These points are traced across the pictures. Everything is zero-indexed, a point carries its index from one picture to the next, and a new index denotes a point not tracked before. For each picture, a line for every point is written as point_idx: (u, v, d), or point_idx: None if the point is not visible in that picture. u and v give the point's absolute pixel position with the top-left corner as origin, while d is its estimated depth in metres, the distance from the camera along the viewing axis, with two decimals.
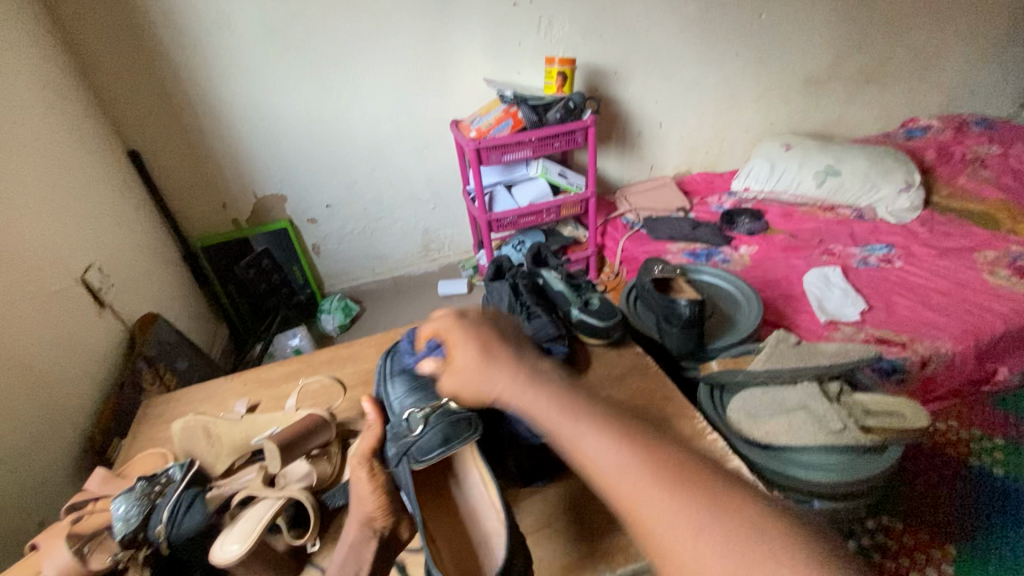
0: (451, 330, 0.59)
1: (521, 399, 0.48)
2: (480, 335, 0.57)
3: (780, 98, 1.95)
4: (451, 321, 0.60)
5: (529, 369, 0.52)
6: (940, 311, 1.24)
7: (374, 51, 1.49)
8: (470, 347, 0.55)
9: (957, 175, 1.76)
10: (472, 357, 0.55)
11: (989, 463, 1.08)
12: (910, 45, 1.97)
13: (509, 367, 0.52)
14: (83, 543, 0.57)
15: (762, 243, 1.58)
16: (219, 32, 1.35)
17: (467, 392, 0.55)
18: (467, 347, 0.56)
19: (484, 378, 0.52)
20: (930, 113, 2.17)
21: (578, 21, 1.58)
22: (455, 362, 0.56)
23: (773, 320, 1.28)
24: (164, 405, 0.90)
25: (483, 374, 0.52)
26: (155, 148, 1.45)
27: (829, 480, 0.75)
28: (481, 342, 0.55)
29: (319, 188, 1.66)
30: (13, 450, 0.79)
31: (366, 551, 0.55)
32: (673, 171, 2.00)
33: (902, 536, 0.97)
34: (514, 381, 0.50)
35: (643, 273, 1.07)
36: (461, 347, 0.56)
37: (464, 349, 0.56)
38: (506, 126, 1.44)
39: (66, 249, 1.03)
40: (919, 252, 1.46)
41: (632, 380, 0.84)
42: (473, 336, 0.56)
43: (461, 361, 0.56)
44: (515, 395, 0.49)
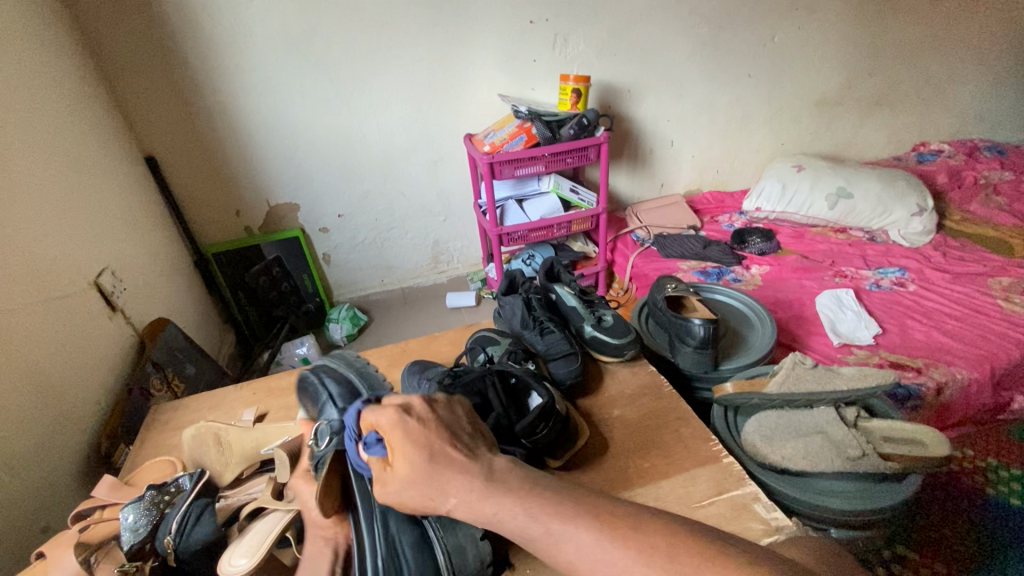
0: (391, 430, 0.49)
1: (484, 512, 0.44)
2: (440, 427, 0.50)
3: (791, 120, 1.96)
4: (396, 414, 0.50)
5: (483, 468, 0.47)
6: (954, 336, 1.23)
7: (391, 66, 1.51)
8: (412, 455, 0.47)
9: (970, 201, 1.75)
10: (406, 461, 0.48)
11: (1006, 494, 1.05)
12: (921, 70, 1.98)
13: (445, 471, 0.47)
14: (89, 553, 0.56)
15: (774, 264, 1.58)
16: (240, 44, 1.38)
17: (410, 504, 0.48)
18: (407, 456, 0.48)
19: (432, 489, 0.46)
20: (941, 137, 2.17)
21: (592, 40, 1.60)
22: (395, 467, 0.48)
23: (785, 341, 1.27)
24: (171, 412, 0.89)
25: (432, 487, 0.46)
26: (171, 154, 1.46)
27: (848, 508, 0.73)
28: (428, 445, 0.48)
29: (331, 197, 1.67)
30: (21, 454, 0.78)
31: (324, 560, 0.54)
32: (684, 189, 2.00)
33: (918, 567, 0.94)
34: (469, 484, 0.45)
35: (656, 291, 1.07)
36: (402, 449, 0.48)
37: (403, 459, 0.48)
38: (520, 141, 1.45)
39: (81, 253, 1.04)
40: (933, 277, 1.45)
41: (646, 399, 0.82)
42: (421, 437, 0.48)
43: (398, 462, 0.48)
44: (461, 504, 0.45)
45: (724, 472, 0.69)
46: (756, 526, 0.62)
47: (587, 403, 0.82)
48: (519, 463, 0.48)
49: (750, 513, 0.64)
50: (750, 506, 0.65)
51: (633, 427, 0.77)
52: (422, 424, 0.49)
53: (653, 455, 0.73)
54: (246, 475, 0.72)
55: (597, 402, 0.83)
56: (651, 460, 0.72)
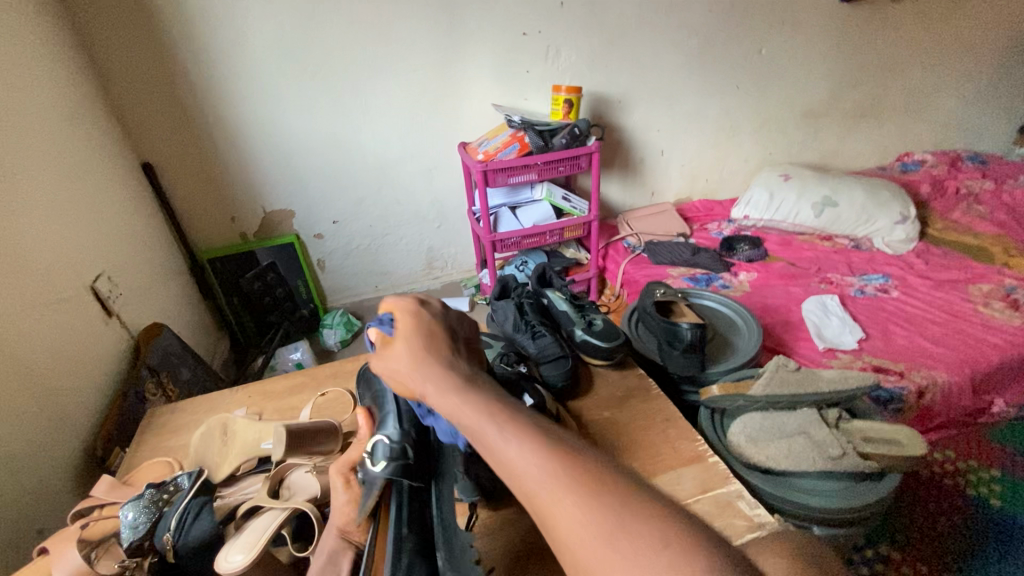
0: (405, 323, 0.54)
1: (447, 406, 0.45)
2: (438, 335, 0.53)
3: (779, 130, 2.00)
4: (414, 312, 0.54)
5: (464, 375, 0.49)
6: (935, 341, 1.26)
7: (386, 76, 1.54)
8: (411, 346, 0.51)
9: (952, 210, 1.80)
10: (403, 349, 0.51)
11: (985, 494, 1.08)
12: (904, 83, 2.04)
13: (431, 365, 0.49)
14: (90, 550, 0.57)
15: (762, 270, 1.61)
16: (237, 53, 1.40)
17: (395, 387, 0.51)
18: (407, 343, 0.51)
19: (418, 377, 0.49)
20: (924, 148, 2.23)
21: (584, 51, 1.64)
22: (389, 353, 0.52)
23: (771, 346, 1.30)
24: (167, 414, 0.90)
25: (418, 374, 0.49)
26: (168, 161, 1.48)
27: (829, 506, 0.76)
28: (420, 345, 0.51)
29: (327, 204, 1.69)
30: (18, 456, 0.79)
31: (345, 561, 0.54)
32: (674, 197, 2.04)
33: (900, 566, 0.96)
34: (446, 382, 0.47)
35: (646, 296, 1.09)
36: (406, 338, 0.52)
37: (404, 345, 0.52)
38: (513, 150, 1.48)
39: (78, 258, 1.05)
40: (915, 283, 1.49)
41: (635, 401, 0.85)
42: (418, 337, 0.52)
43: (396, 350, 0.52)
44: (435, 392, 0.47)
45: (710, 471, 0.72)
46: (738, 523, 0.64)
47: (577, 405, 0.84)
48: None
49: (733, 510, 0.66)
50: (733, 504, 0.67)
51: (622, 428, 0.79)
52: (428, 326, 0.53)
53: (642, 455, 0.75)
54: (242, 472, 0.73)
55: (587, 405, 0.85)
56: (639, 460, 0.74)
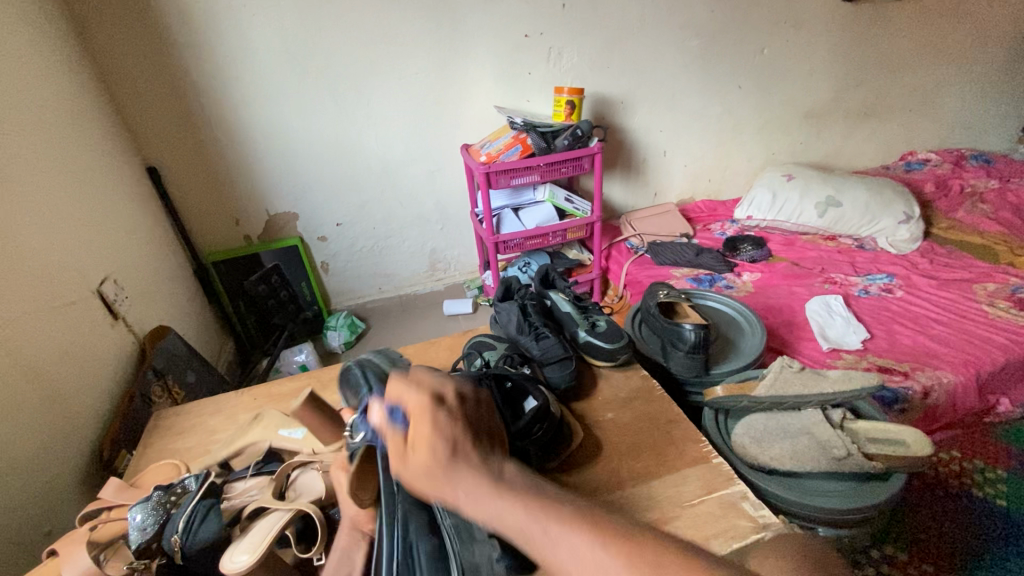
0: (419, 417, 0.51)
1: (488, 513, 0.43)
2: (457, 427, 0.50)
3: (781, 130, 2.00)
4: (429, 403, 0.51)
5: (492, 473, 0.47)
6: (940, 341, 1.26)
7: (389, 79, 1.54)
8: (434, 445, 0.48)
9: (956, 208, 1.79)
10: (421, 450, 0.48)
11: (992, 494, 1.08)
12: (907, 81, 2.03)
13: (457, 466, 0.47)
14: (99, 552, 0.58)
15: (765, 271, 1.61)
16: (241, 57, 1.41)
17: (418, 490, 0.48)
18: (427, 442, 0.48)
19: (445, 479, 0.46)
20: (928, 147, 2.22)
21: (586, 53, 1.64)
22: (410, 456, 0.49)
23: (775, 347, 1.30)
24: (173, 418, 0.91)
25: (445, 476, 0.47)
26: (172, 165, 1.49)
27: (833, 507, 0.75)
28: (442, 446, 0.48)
29: (330, 206, 1.69)
30: (26, 459, 0.80)
31: (360, 557, 0.58)
32: (677, 198, 2.04)
33: (906, 566, 0.96)
34: (477, 487, 0.45)
35: (649, 298, 1.09)
36: (426, 439, 0.49)
37: (424, 446, 0.48)
38: (515, 151, 1.48)
39: (84, 262, 1.05)
40: (920, 283, 1.48)
41: (639, 402, 0.85)
42: (439, 432, 0.49)
43: (416, 447, 0.49)
44: (471, 497, 0.45)
45: (714, 472, 0.72)
46: (743, 524, 0.64)
47: (581, 406, 0.85)
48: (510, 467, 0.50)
49: (737, 511, 0.66)
50: (738, 505, 0.67)
51: (626, 429, 0.80)
52: (445, 412, 0.51)
53: (645, 455, 0.75)
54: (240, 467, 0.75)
55: (591, 406, 0.85)
56: (642, 461, 0.74)
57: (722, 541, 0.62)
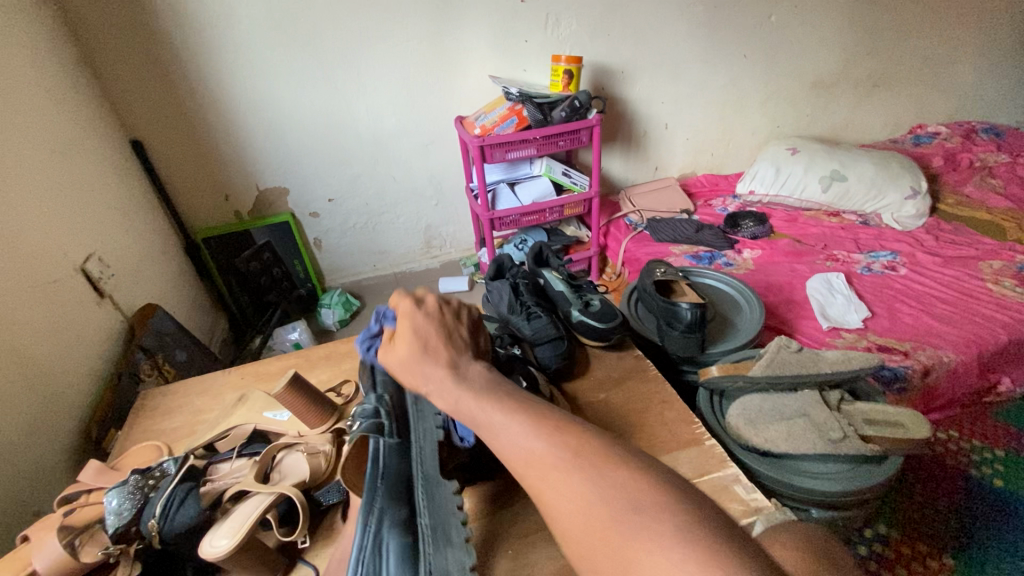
0: (406, 316, 0.59)
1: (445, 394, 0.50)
2: (428, 333, 0.57)
3: (787, 102, 1.94)
4: (410, 305, 0.60)
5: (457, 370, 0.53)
6: (943, 320, 1.23)
7: (380, 48, 1.48)
8: (414, 341, 0.56)
9: (964, 183, 1.75)
10: (389, 353, 0.58)
11: (989, 474, 1.07)
12: (920, 50, 1.95)
13: (430, 355, 0.54)
14: (74, 537, 0.57)
15: (766, 248, 1.58)
16: (224, 24, 1.35)
17: (398, 375, 0.56)
18: (405, 337, 0.56)
19: (417, 370, 0.54)
20: (938, 119, 2.16)
21: (585, 19, 1.57)
22: (396, 346, 0.57)
23: (774, 325, 1.27)
24: (161, 396, 0.90)
25: (416, 366, 0.54)
26: (158, 137, 1.44)
27: (827, 489, 0.74)
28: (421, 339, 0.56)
29: (321, 182, 1.65)
30: (11, 438, 0.78)
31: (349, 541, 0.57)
32: (678, 172, 1.99)
33: (900, 546, 0.96)
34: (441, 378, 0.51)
35: (645, 275, 1.06)
36: (408, 329, 0.57)
37: (404, 341, 0.56)
38: (511, 123, 1.43)
39: (68, 240, 1.03)
40: (924, 260, 1.45)
41: (631, 383, 0.83)
42: (418, 330, 0.57)
43: (398, 341, 0.57)
44: (440, 388, 0.51)
45: (707, 454, 0.70)
46: (734, 507, 0.63)
47: (572, 387, 0.83)
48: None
49: (729, 494, 0.65)
50: (730, 488, 0.65)
51: (618, 411, 0.78)
52: (425, 316, 0.58)
53: (636, 438, 0.73)
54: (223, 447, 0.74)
55: (583, 386, 0.83)
56: (632, 443, 0.72)
57: None
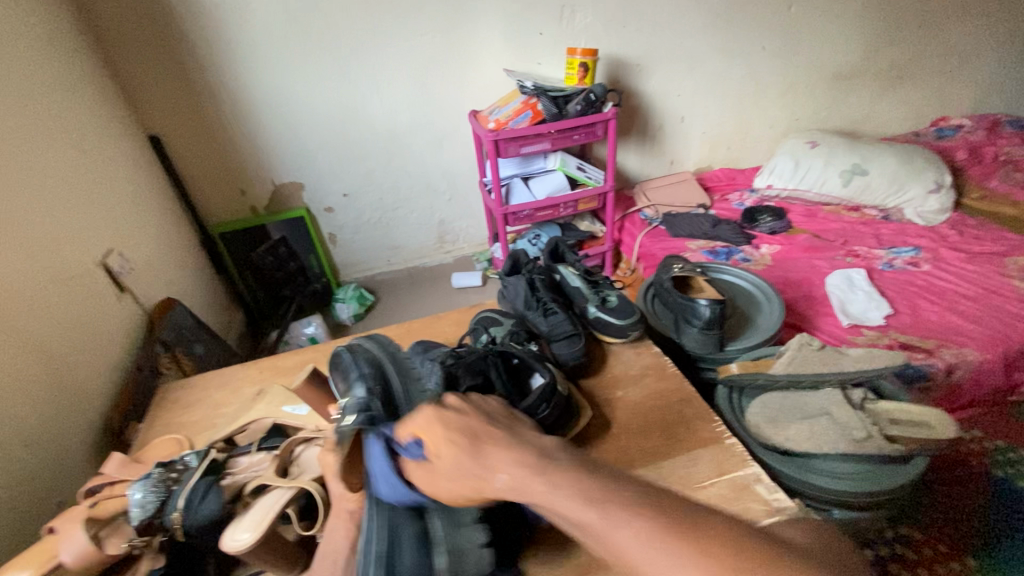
0: (435, 421, 0.49)
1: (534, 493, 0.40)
2: (465, 426, 0.47)
3: (806, 94, 1.90)
4: (433, 409, 0.50)
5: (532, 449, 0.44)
6: (968, 317, 1.20)
7: (394, 42, 1.48)
8: (461, 452, 0.46)
9: (990, 177, 1.70)
10: (440, 487, 0.48)
11: (1014, 475, 1.04)
12: (945, 40, 1.90)
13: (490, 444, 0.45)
14: (99, 529, 0.57)
15: (784, 243, 1.55)
16: (239, 19, 1.35)
17: (460, 496, 0.47)
18: (447, 449, 0.47)
19: (484, 468, 0.44)
20: (962, 111, 2.10)
21: (601, 11, 1.55)
22: (439, 461, 0.47)
23: (793, 322, 1.25)
24: (180, 390, 0.91)
25: (479, 467, 0.44)
26: (175, 133, 1.46)
27: (851, 489, 0.72)
28: (461, 434, 0.47)
29: (335, 176, 1.66)
30: (36, 430, 0.80)
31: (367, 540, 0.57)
32: (694, 166, 1.96)
33: (922, 547, 0.94)
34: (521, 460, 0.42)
35: (662, 271, 1.05)
36: (443, 439, 0.47)
37: (447, 449, 0.47)
38: (525, 117, 1.43)
39: (89, 234, 1.04)
40: (947, 256, 1.42)
41: (649, 380, 0.82)
42: (454, 428, 0.48)
43: (440, 458, 0.47)
44: (515, 473, 0.41)
45: (727, 453, 0.69)
46: (757, 507, 0.62)
47: (589, 383, 0.82)
48: None
49: (751, 494, 0.64)
50: (751, 488, 0.65)
51: (636, 408, 0.77)
52: (450, 409, 0.50)
53: (654, 436, 0.72)
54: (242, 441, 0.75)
55: (600, 383, 0.82)
56: (650, 441, 0.72)
57: None
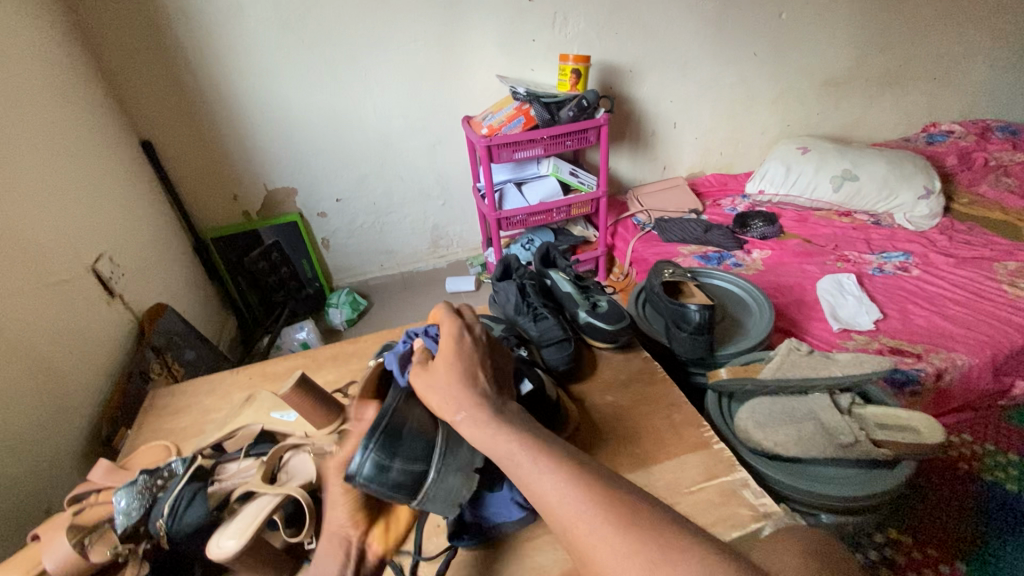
0: (449, 327, 0.59)
1: (482, 437, 0.50)
2: (468, 356, 0.56)
3: (797, 100, 1.92)
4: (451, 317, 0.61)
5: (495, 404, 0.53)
6: (956, 322, 1.21)
7: (387, 49, 1.48)
8: (452, 371, 0.55)
9: (979, 182, 1.72)
10: (425, 385, 0.56)
11: (1003, 479, 1.05)
12: (933, 47, 1.92)
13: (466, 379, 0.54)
14: (83, 536, 0.57)
15: (776, 248, 1.56)
16: (233, 27, 1.36)
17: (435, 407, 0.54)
18: (448, 364, 0.55)
19: (453, 400, 0.53)
20: (952, 118, 2.12)
21: (593, 18, 1.56)
22: (435, 370, 0.56)
23: (784, 327, 1.26)
24: (169, 396, 0.90)
25: (455, 396, 0.53)
26: (168, 139, 1.46)
27: (836, 494, 0.73)
28: (466, 363, 0.56)
29: (328, 182, 1.66)
30: (23, 437, 0.79)
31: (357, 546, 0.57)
32: (686, 172, 1.97)
33: (912, 551, 0.95)
34: (478, 411, 0.51)
35: (653, 277, 1.06)
36: (451, 353, 0.56)
37: (448, 367, 0.55)
38: (518, 123, 1.43)
39: (79, 240, 1.04)
40: (937, 261, 1.43)
41: (639, 385, 0.82)
42: (465, 351, 0.57)
43: (438, 370, 0.56)
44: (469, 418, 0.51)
45: (715, 457, 0.69)
46: (743, 512, 0.62)
47: (579, 388, 0.83)
48: (518, 465, 0.46)
49: (738, 499, 0.64)
50: (738, 492, 0.65)
51: (625, 412, 0.77)
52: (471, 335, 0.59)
53: (642, 441, 0.73)
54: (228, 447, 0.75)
55: (589, 388, 0.82)
56: (639, 446, 0.72)
57: (722, 529, 0.61)
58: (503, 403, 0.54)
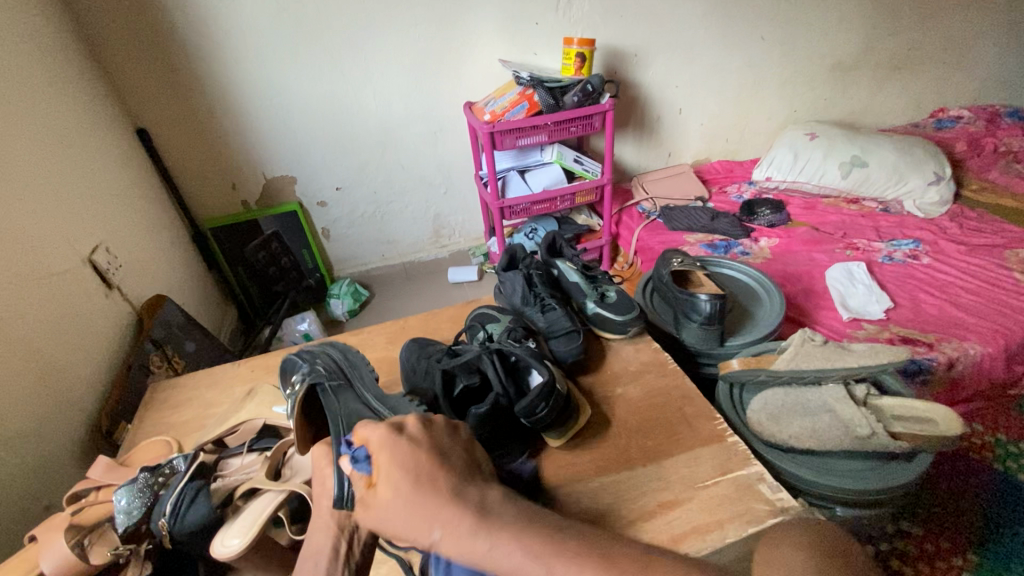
0: (379, 448, 0.50)
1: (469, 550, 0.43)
2: (410, 466, 0.48)
3: (805, 85, 1.88)
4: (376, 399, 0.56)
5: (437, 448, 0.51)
6: (968, 311, 1.19)
7: (387, 33, 1.45)
8: (401, 485, 0.47)
9: (989, 168, 1.69)
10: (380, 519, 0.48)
11: (1015, 470, 1.04)
12: (945, 30, 1.88)
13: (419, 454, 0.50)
14: (83, 536, 0.55)
15: (783, 236, 1.53)
16: (229, 11, 1.32)
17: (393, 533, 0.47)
18: (389, 485, 0.48)
19: (418, 522, 0.45)
20: (962, 102, 2.09)
21: (598, 0, 1.52)
22: (379, 494, 0.48)
23: (792, 316, 1.24)
24: (170, 389, 0.88)
25: (417, 519, 0.46)
26: (164, 127, 1.42)
27: (852, 487, 0.71)
28: (410, 469, 0.48)
29: (328, 170, 1.63)
30: (21, 432, 0.78)
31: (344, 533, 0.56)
32: (692, 159, 1.94)
33: (923, 543, 0.94)
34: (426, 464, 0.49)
35: (662, 266, 1.03)
36: (387, 475, 0.48)
37: (390, 486, 0.48)
38: (522, 109, 1.39)
39: (75, 231, 1.01)
40: (947, 249, 1.41)
41: (649, 377, 0.81)
42: (405, 459, 0.49)
43: (382, 498, 0.48)
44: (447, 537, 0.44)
45: (729, 451, 0.68)
46: (760, 507, 0.61)
47: (588, 381, 0.81)
48: None
49: (754, 493, 0.63)
50: (754, 487, 0.63)
51: (635, 405, 0.76)
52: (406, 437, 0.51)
53: (653, 434, 0.71)
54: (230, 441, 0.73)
55: (598, 380, 0.81)
56: (650, 439, 0.70)
57: (738, 525, 0.59)
58: (483, 497, 0.47)
